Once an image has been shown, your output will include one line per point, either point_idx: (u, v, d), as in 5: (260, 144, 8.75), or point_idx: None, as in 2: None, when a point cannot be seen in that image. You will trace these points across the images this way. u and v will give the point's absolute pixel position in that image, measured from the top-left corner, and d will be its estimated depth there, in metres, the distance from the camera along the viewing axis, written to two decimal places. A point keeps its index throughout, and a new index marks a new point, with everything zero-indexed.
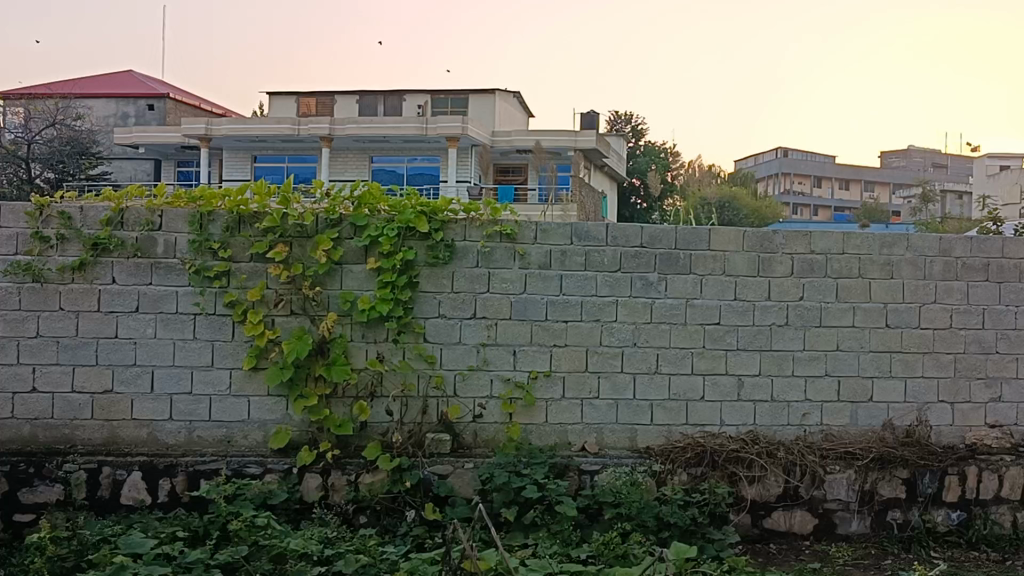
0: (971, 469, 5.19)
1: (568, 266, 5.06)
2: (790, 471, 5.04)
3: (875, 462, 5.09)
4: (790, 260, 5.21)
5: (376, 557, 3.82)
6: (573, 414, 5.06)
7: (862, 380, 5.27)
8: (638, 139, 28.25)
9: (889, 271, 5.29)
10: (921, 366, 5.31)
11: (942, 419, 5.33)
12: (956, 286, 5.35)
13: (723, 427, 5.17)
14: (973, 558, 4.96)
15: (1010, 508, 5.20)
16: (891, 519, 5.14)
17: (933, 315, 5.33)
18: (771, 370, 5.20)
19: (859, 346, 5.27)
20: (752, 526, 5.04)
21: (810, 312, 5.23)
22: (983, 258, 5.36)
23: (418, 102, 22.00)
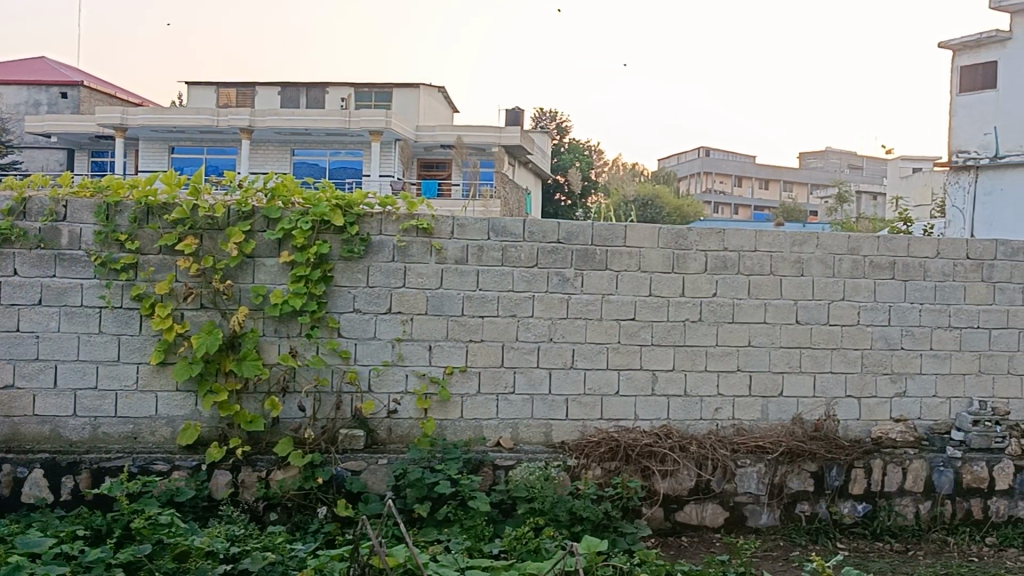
0: (876, 462, 5.31)
1: (485, 261, 5.05)
2: (702, 465, 5.11)
3: (784, 455, 5.18)
4: (703, 257, 5.28)
5: (285, 555, 3.77)
6: (488, 410, 5.06)
7: (772, 375, 5.37)
8: (563, 136, 28.41)
9: (799, 268, 5.40)
10: (830, 362, 5.44)
11: (849, 413, 5.47)
12: (863, 284, 5.49)
13: (637, 422, 5.21)
14: (877, 550, 5.10)
15: (912, 499, 5.35)
16: (800, 511, 5.24)
17: (842, 312, 5.46)
18: (684, 365, 5.27)
19: (770, 342, 5.37)
20: (664, 519, 5.08)
21: (723, 307, 5.31)
22: (889, 257, 5.52)
23: (341, 95, 21.83)
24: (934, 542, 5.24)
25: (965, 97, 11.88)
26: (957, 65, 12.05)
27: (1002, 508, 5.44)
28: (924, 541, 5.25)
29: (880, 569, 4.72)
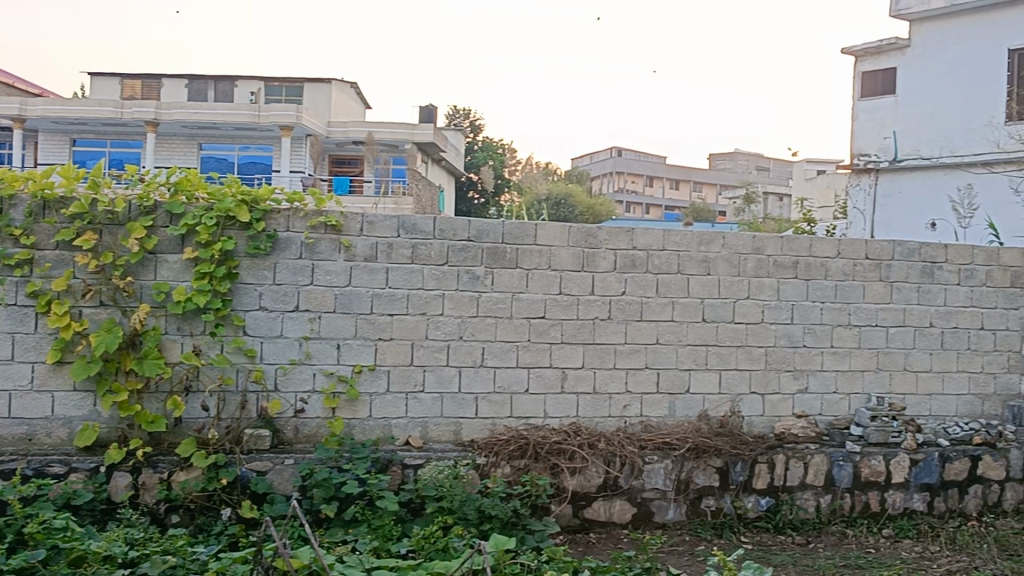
0: (779, 457, 5.43)
1: (394, 259, 5.01)
2: (610, 462, 5.15)
3: (690, 452, 5.26)
4: (612, 256, 5.33)
5: (187, 558, 3.69)
6: (398, 408, 5.02)
7: (680, 372, 5.46)
8: (476, 134, 28.38)
9: (706, 267, 5.49)
10: (735, 359, 5.55)
11: (753, 409, 5.60)
12: (768, 282, 5.61)
13: (546, 420, 5.23)
14: (779, 543, 5.21)
15: (814, 493, 5.48)
16: (706, 506, 5.32)
17: (746, 310, 5.57)
18: (593, 363, 5.31)
19: (677, 340, 5.45)
20: (573, 516, 5.09)
21: (631, 306, 5.36)
22: (792, 256, 5.65)
23: (251, 89, 21.44)
24: (833, 535, 5.39)
25: (866, 102, 12.21)
26: (858, 70, 12.42)
27: (898, 500, 5.63)
28: (824, 534, 5.39)
29: (781, 561, 4.82)
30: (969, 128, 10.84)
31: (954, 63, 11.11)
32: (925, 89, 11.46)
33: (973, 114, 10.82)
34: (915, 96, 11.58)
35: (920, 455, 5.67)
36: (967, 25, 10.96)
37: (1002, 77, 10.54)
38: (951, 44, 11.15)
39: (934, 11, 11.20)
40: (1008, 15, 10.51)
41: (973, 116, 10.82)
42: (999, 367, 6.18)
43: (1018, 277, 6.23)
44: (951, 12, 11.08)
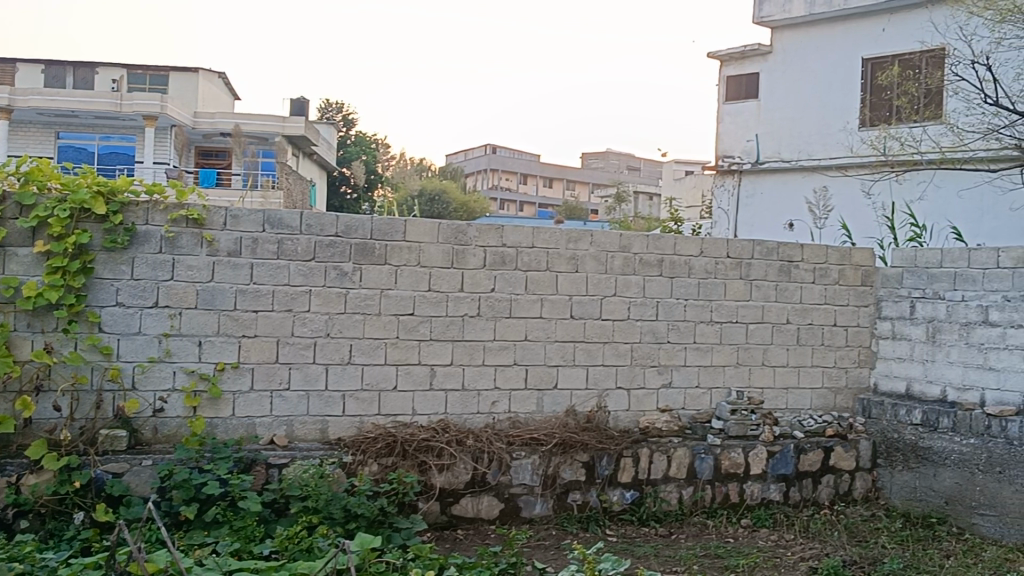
0: (643, 451, 5.57)
1: (259, 254, 4.90)
2: (478, 458, 5.17)
3: (557, 447, 5.32)
4: (481, 253, 5.35)
5: (35, 565, 3.53)
6: (262, 407, 4.91)
7: (547, 368, 5.53)
8: (349, 129, 28.02)
9: (574, 264, 5.57)
10: (601, 355, 5.66)
11: (619, 405, 5.71)
12: (634, 280, 5.74)
13: (415, 417, 5.21)
14: (643, 535, 5.33)
15: (676, 486, 5.64)
16: (572, 501, 5.39)
17: (613, 307, 5.68)
18: (462, 360, 5.31)
19: (546, 336, 5.51)
20: (441, 513, 5.09)
21: (501, 303, 5.39)
22: (657, 254, 5.80)
23: (113, 77, 20.64)
24: (694, 525, 5.54)
25: (731, 105, 12.56)
26: (724, 74, 12.71)
27: (756, 491, 5.86)
28: (686, 524, 5.55)
29: (644, 552, 4.94)
30: (826, 132, 11.31)
31: (813, 70, 11.53)
32: (785, 94, 11.87)
33: (830, 120, 11.28)
34: (776, 101, 11.98)
35: (777, 447, 5.92)
36: (825, 34, 11.39)
37: (856, 85, 11.02)
38: (811, 52, 11.58)
39: (794, 19, 11.58)
40: (863, 26, 10.98)
41: (829, 121, 11.29)
42: (850, 361, 6.46)
43: (869, 276, 6.53)
44: (810, 21, 11.49)
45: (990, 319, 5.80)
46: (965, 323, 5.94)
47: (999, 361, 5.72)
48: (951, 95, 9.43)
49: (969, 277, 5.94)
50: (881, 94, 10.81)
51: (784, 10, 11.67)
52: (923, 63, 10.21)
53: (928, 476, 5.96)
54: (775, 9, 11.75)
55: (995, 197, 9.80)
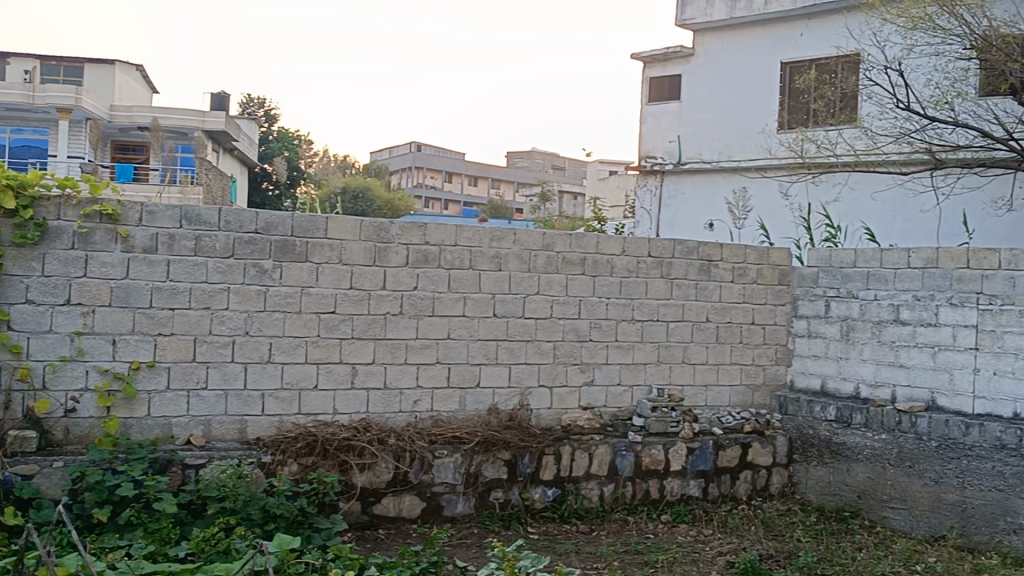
0: (565, 448, 5.60)
1: (176, 250, 4.80)
2: (399, 457, 5.14)
3: (479, 445, 5.32)
4: (404, 250, 5.32)
5: None
6: (179, 407, 4.81)
7: (470, 367, 5.52)
8: (272, 124, 27.61)
9: (497, 263, 5.58)
10: (524, 353, 5.68)
11: (541, 402, 5.74)
12: (556, 279, 5.77)
13: (336, 415, 5.16)
14: (565, 532, 5.37)
15: (597, 483, 5.69)
16: (494, 499, 5.40)
17: (536, 306, 5.71)
18: (384, 358, 5.28)
19: (468, 335, 5.51)
20: (362, 513, 5.05)
21: (423, 301, 5.37)
22: (579, 253, 5.84)
23: (25, 67, 20.02)
24: (615, 522, 5.60)
25: (653, 106, 12.64)
26: (646, 76, 12.77)
27: (676, 487, 5.94)
28: (607, 521, 5.60)
29: (565, 549, 4.97)
30: (745, 134, 11.51)
31: (733, 73, 11.71)
32: (706, 96, 12.03)
33: (749, 122, 11.49)
34: (697, 102, 12.14)
35: (696, 444, 6.01)
36: (745, 37, 11.58)
37: (775, 88, 11.23)
38: (731, 55, 11.76)
39: (715, 23, 11.74)
40: (781, 31, 11.20)
41: (748, 123, 11.50)
42: (768, 359, 6.59)
43: (786, 275, 6.66)
44: (731, 25, 11.66)
45: (901, 318, 5.97)
46: (877, 322, 6.10)
47: (910, 359, 5.90)
48: (866, 100, 9.68)
49: (881, 277, 6.10)
50: (799, 98, 11.04)
51: (706, 13, 11.83)
52: (839, 68, 10.45)
53: (842, 470, 6.11)
54: (697, 13, 11.91)
55: (907, 200, 10.09)
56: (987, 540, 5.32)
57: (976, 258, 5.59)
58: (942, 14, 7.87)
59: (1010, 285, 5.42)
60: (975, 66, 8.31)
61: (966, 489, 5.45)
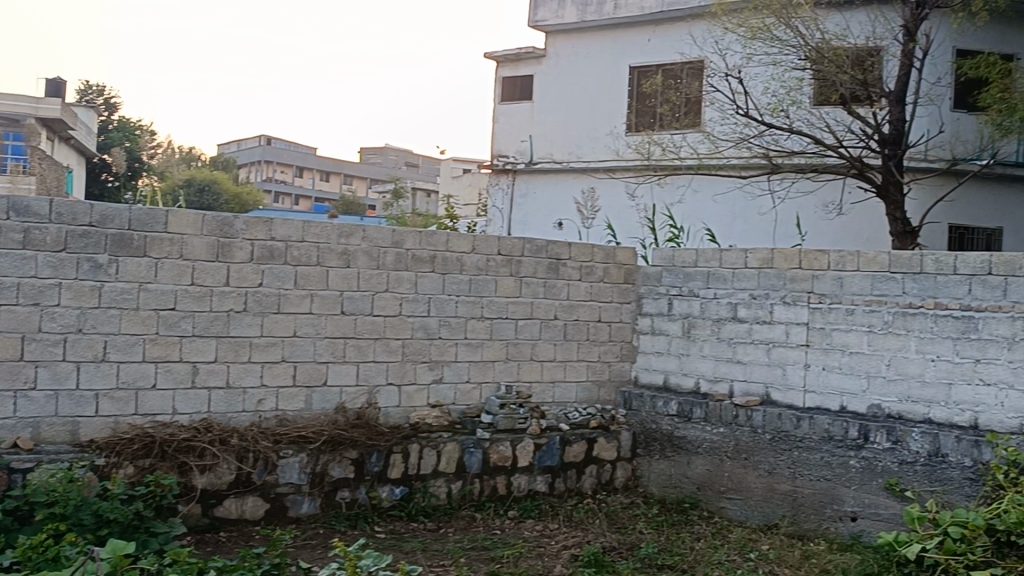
0: (413, 446, 5.58)
1: (3, 243, 4.53)
2: (243, 458, 5.01)
3: (325, 444, 5.25)
4: (249, 246, 5.19)
5: None
6: (4, 408, 4.55)
7: (317, 365, 5.45)
8: (111, 113, 26.44)
9: (345, 260, 5.52)
10: (372, 351, 5.65)
11: (389, 401, 5.73)
12: (406, 276, 5.76)
13: (176, 416, 5.00)
14: (412, 530, 5.36)
15: (445, 480, 5.69)
16: (340, 498, 5.33)
17: (385, 303, 5.68)
18: (227, 356, 5.14)
19: (315, 332, 5.43)
20: (202, 516, 4.90)
21: (269, 298, 5.26)
22: (429, 251, 5.85)
23: None
24: (462, 519, 5.63)
25: (506, 106, 12.72)
26: (499, 75, 12.83)
27: (523, 483, 6.01)
28: (455, 518, 5.63)
29: (412, 548, 4.95)
30: (594, 136, 11.75)
31: (582, 75, 11.91)
32: (556, 97, 12.18)
33: (598, 124, 11.73)
34: (547, 103, 12.28)
35: (543, 439, 6.11)
36: (595, 40, 11.78)
37: (623, 91, 11.49)
38: (581, 57, 11.95)
39: (566, 25, 11.91)
40: (629, 35, 11.45)
41: (598, 125, 11.73)
42: (613, 355, 6.75)
43: (631, 274, 6.82)
44: (581, 27, 11.85)
45: (738, 315, 6.20)
46: (716, 319, 6.32)
47: (746, 355, 6.14)
48: (709, 105, 10.02)
49: (720, 276, 6.32)
50: (646, 101, 11.33)
51: (557, 15, 11.98)
52: (683, 73, 10.76)
53: (682, 463, 6.31)
54: (549, 14, 12.04)
55: (746, 203, 10.50)
56: (815, 527, 5.59)
57: (808, 260, 5.87)
58: (779, 25, 8.21)
59: (838, 285, 5.72)
60: (808, 78, 8.74)
61: (797, 479, 5.73)
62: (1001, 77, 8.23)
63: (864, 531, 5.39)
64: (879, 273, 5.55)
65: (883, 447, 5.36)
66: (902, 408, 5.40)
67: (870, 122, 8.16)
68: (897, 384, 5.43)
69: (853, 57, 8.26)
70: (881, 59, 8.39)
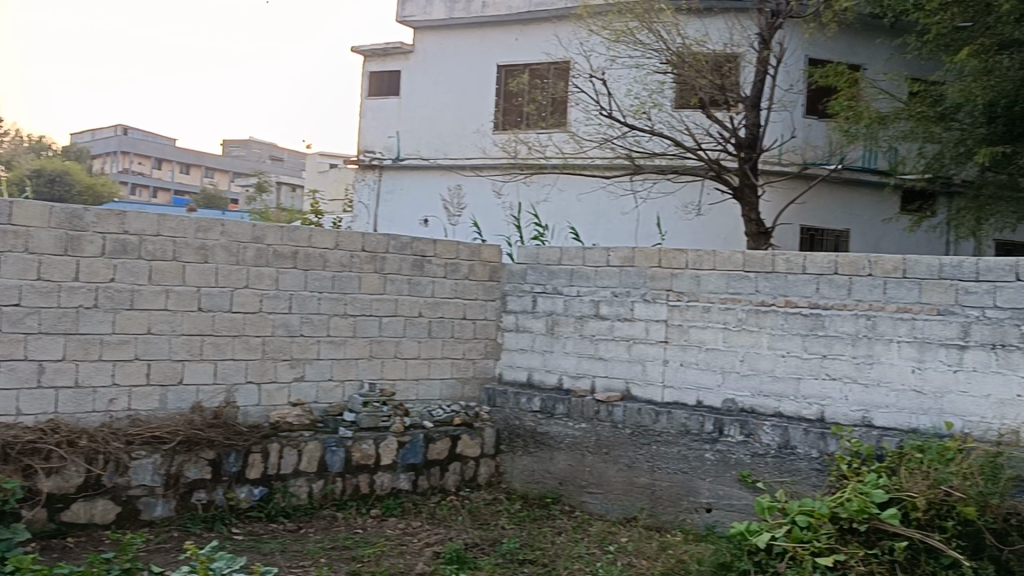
0: (273, 445, 5.48)
1: None
2: (92, 460, 4.82)
3: (181, 445, 5.10)
4: (100, 239, 4.97)
5: None
6: None
7: (172, 363, 5.28)
8: None
9: (203, 255, 5.37)
10: (231, 349, 5.51)
11: (249, 400, 5.61)
12: (267, 272, 5.64)
13: (19, 417, 4.72)
14: (271, 531, 5.27)
15: (306, 480, 5.61)
16: (197, 500, 5.18)
17: (244, 300, 5.55)
18: (76, 354, 4.91)
19: (171, 330, 5.26)
20: (48, 521, 4.68)
21: (121, 293, 5.06)
22: (291, 246, 5.75)
23: None
24: (323, 519, 5.56)
25: (372, 101, 12.61)
26: (366, 70, 12.72)
27: (385, 482, 5.98)
28: (315, 518, 5.55)
29: (271, 549, 4.86)
30: (461, 133, 11.77)
31: (450, 72, 11.90)
32: (423, 93, 12.13)
33: (466, 122, 11.74)
34: (414, 100, 12.22)
35: (406, 437, 6.09)
36: (462, 38, 11.79)
37: (490, 90, 11.54)
38: (448, 54, 11.93)
39: (434, 22, 11.86)
40: (496, 34, 11.49)
41: (465, 122, 11.75)
42: (477, 353, 6.77)
43: (496, 272, 6.85)
44: (448, 24, 11.83)
45: (600, 313, 6.31)
46: (579, 317, 6.41)
47: (607, 352, 6.26)
48: (574, 106, 10.17)
49: (583, 274, 6.41)
50: (513, 100, 11.41)
51: (424, 11, 11.91)
52: (550, 74, 10.88)
53: (545, 459, 6.39)
54: (417, 10, 11.95)
55: (608, 202, 10.71)
56: (672, 519, 5.75)
57: (666, 259, 6.01)
58: (642, 29, 8.40)
59: (695, 283, 5.89)
60: (670, 81, 8.96)
61: (655, 472, 5.88)
62: (849, 86, 8.63)
63: (718, 522, 5.58)
64: (734, 273, 5.74)
65: (737, 440, 5.56)
66: (754, 402, 5.62)
67: (727, 126, 8.43)
68: (750, 379, 5.64)
69: (713, 62, 8.49)
70: (737, 65, 8.67)
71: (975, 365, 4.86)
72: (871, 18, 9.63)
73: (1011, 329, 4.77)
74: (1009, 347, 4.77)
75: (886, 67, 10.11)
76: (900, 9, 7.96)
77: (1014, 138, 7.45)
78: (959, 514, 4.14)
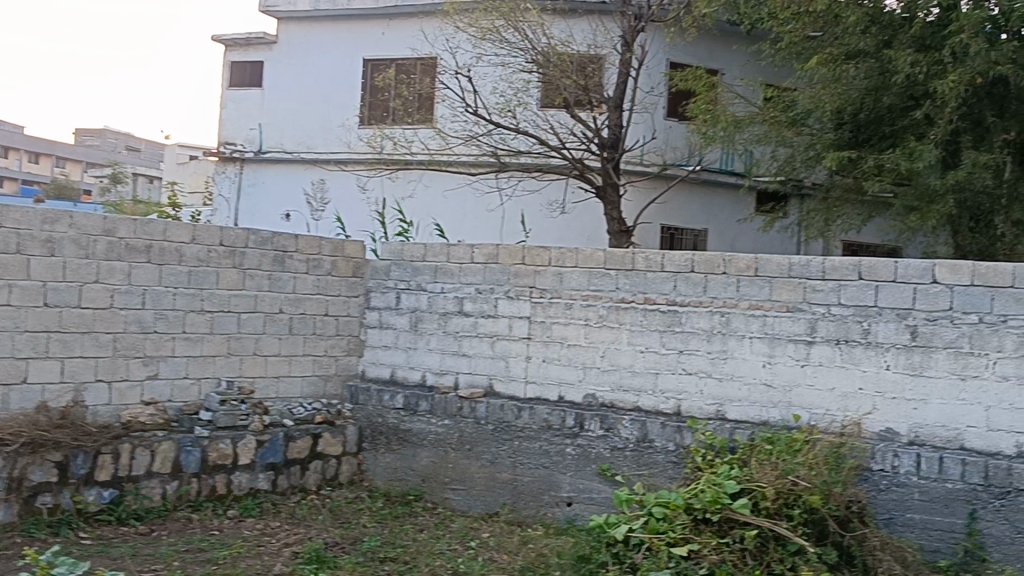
0: (124, 446, 5.30)
1: None
2: None
3: (25, 446, 4.86)
4: None
5: None
6: None
7: (15, 362, 4.99)
8: None
9: (50, 248, 5.11)
10: (80, 346, 5.27)
11: (99, 399, 5.37)
12: (118, 266, 5.42)
13: None
14: (121, 535, 5.08)
15: (159, 481, 5.46)
16: (42, 504, 4.96)
17: (94, 295, 5.32)
18: None
19: (14, 326, 4.98)
20: None
21: None
22: (145, 240, 5.55)
23: None
24: (178, 520, 5.41)
25: (234, 91, 12.30)
26: (228, 60, 12.39)
27: (243, 482, 5.88)
28: (169, 520, 5.39)
29: (120, 553, 4.69)
30: (326, 127, 11.61)
31: (315, 65, 11.70)
32: (287, 85, 11.88)
33: (330, 115, 11.58)
34: (278, 91, 11.96)
35: (266, 436, 6.01)
36: (328, 30, 11.58)
37: (356, 84, 11.40)
38: (314, 46, 11.71)
39: (298, 13, 11.61)
40: (362, 28, 11.35)
41: (329, 115, 11.59)
42: (340, 350, 6.69)
43: (360, 267, 6.78)
44: (314, 16, 11.61)
45: (464, 309, 6.31)
46: (443, 313, 6.40)
47: (471, 348, 6.27)
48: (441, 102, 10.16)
49: (447, 271, 6.40)
50: (379, 95, 11.30)
51: (288, 1, 11.60)
52: (417, 69, 10.82)
53: (408, 456, 6.37)
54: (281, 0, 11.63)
55: (473, 199, 10.75)
56: (534, 513, 5.84)
57: (530, 256, 6.07)
58: (507, 28, 8.47)
59: (557, 280, 5.95)
60: (535, 80, 9.04)
61: (517, 468, 5.94)
62: (706, 90, 8.90)
63: (578, 515, 5.69)
64: (595, 270, 5.82)
65: (597, 435, 5.67)
66: (614, 397, 5.73)
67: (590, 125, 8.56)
68: (610, 374, 5.75)
69: (578, 62, 8.59)
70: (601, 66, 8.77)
71: (821, 359, 5.10)
72: (729, 25, 9.93)
73: (854, 325, 5.01)
74: (851, 342, 5.02)
75: (742, 72, 10.46)
76: (755, 16, 8.23)
77: (859, 144, 7.83)
78: (805, 503, 4.32)
